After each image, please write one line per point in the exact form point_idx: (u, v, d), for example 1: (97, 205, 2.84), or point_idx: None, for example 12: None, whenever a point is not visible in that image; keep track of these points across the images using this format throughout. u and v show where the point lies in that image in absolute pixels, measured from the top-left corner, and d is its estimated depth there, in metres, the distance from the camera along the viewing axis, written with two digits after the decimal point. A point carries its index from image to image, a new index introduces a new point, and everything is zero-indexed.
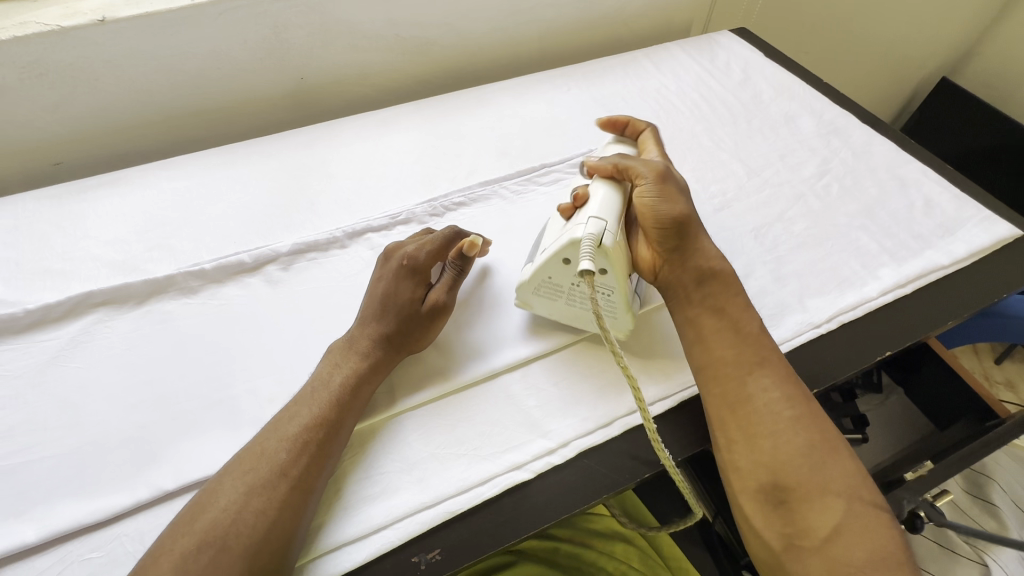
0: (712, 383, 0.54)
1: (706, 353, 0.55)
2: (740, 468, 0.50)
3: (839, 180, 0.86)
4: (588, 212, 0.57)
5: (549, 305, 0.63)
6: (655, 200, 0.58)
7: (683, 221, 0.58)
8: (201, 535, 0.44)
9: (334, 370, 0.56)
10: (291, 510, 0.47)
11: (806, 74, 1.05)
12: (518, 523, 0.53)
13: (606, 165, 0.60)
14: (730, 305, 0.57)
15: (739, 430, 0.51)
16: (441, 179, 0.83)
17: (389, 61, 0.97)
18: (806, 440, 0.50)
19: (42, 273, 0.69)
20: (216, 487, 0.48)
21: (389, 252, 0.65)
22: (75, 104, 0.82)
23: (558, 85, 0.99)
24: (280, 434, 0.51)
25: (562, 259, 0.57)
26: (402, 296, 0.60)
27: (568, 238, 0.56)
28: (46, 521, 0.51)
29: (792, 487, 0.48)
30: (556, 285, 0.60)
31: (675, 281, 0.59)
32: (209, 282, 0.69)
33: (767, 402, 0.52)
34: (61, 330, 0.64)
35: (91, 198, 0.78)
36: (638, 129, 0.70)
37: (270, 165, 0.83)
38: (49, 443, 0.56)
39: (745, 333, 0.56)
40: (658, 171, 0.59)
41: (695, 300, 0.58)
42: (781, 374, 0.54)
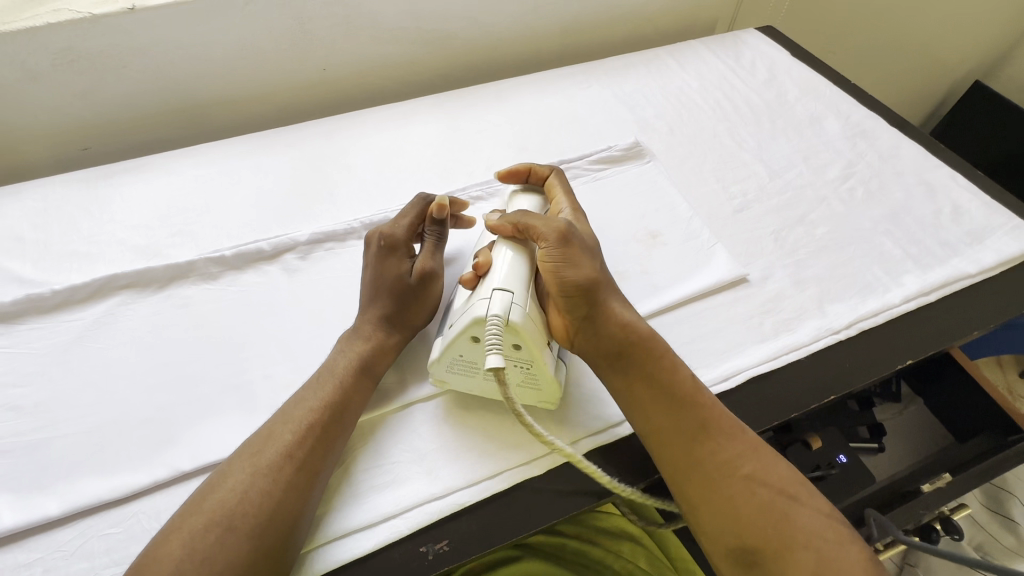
0: (660, 452, 0.53)
1: (648, 420, 0.54)
2: (708, 535, 0.49)
3: (864, 183, 0.84)
4: (490, 285, 0.54)
5: (466, 382, 0.57)
6: (558, 266, 0.54)
7: (593, 284, 0.54)
8: (211, 514, 0.45)
9: (338, 357, 0.57)
10: (297, 492, 0.48)
11: (834, 74, 1.03)
12: (528, 518, 0.54)
13: (507, 226, 0.58)
14: (660, 365, 0.55)
15: (696, 498, 0.50)
16: (459, 172, 0.83)
17: (410, 53, 0.97)
18: (764, 496, 0.49)
19: (69, 255, 0.71)
20: (227, 468, 0.49)
21: (366, 239, 0.64)
22: (103, 90, 0.83)
23: (579, 81, 0.99)
24: (285, 418, 0.52)
25: (470, 338, 0.54)
26: (389, 275, 0.60)
27: (472, 318, 0.53)
28: (68, 496, 0.52)
29: (758, 549, 0.47)
30: (470, 364, 0.55)
31: (593, 347, 0.56)
32: (229, 268, 0.70)
33: (716, 465, 0.51)
34: (86, 310, 0.65)
35: (118, 183, 0.79)
36: (541, 175, 0.67)
37: (292, 154, 0.84)
38: (72, 421, 0.57)
39: (682, 394, 0.54)
40: (558, 232, 0.55)
41: (620, 369, 0.55)
42: (724, 433, 0.52)
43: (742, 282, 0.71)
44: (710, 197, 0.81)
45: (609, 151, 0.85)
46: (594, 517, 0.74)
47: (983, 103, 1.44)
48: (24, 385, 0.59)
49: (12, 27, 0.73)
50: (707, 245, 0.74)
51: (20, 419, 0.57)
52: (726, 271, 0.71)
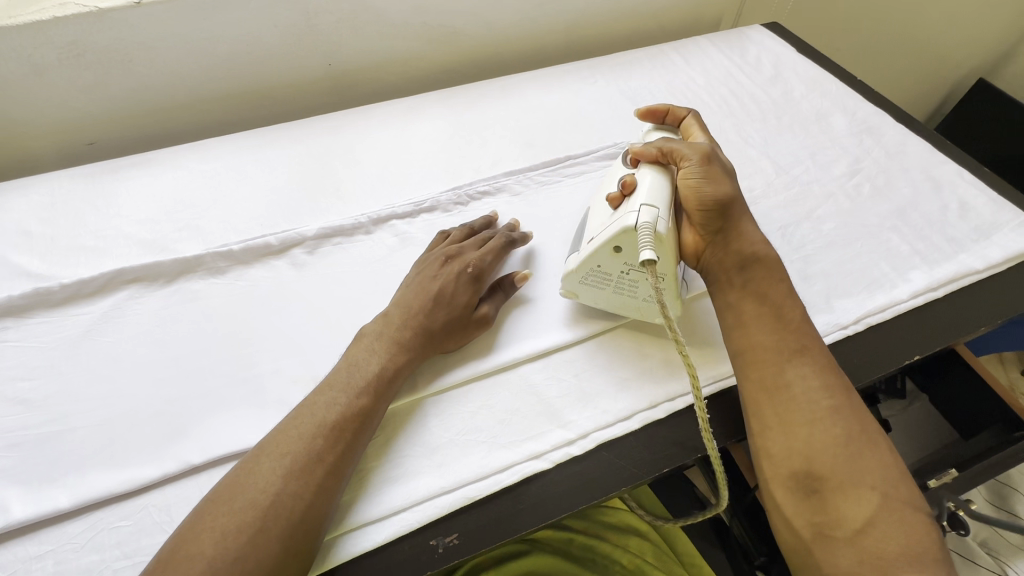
0: (749, 367, 0.54)
1: (748, 336, 0.55)
2: (772, 454, 0.50)
3: (870, 179, 0.84)
4: (637, 201, 0.56)
5: (597, 295, 0.62)
6: (701, 183, 0.58)
7: (728, 202, 0.58)
8: (241, 515, 0.45)
9: (370, 357, 0.56)
10: (325, 495, 0.48)
11: (840, 71, 1.03)
12: (536, 511, 0.54)
13: (652, 150, 0.60)
14: (772, 289, 0.57)
15: (772, 416, 0.51)
16: (466, 168, 0.83)
17: (416, 49, 0.97)
18: (844, 430, 0.49)
19: (77, 249, 0.71)
20: (251, 466, 0.48)
21: (450, 252, 0.65)
22: (109, 84, 0.83)
23: (585, 77, 0.99)
24: (317, 418, 0.51)
25: (613, 248, 0.56)
26: (458, 300, 0.62)
27: (620, 227, 0.55)
28: (78, 489, 0.52)
29: (824, 477, 0.47)
30: (605, 274, 0.59)
31: (717, 262, 0.58)
32: (237, 263, 0.70)
33: (805, 389, 0.51)
34: (93, 305, 0.65)
35: (124, 177, 0.79)
36: (677, 116, 0.68)
37: (297, 149, 0.84)
38: (82, 414, 0.57)
39: (786, 320, 0.55)
40: (702, 154, 0.59)
41: (735, 283, 0.57)
42: (820, 363, 0.53)
43: None
44: None
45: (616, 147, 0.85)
46: (602, 512, 0.75)
47: (987, 101, 1.44)
48: (33, 378, 0.59)
49: (19, 20, 0.73)
50: None
51: (29, 412, 0.57)
52: None
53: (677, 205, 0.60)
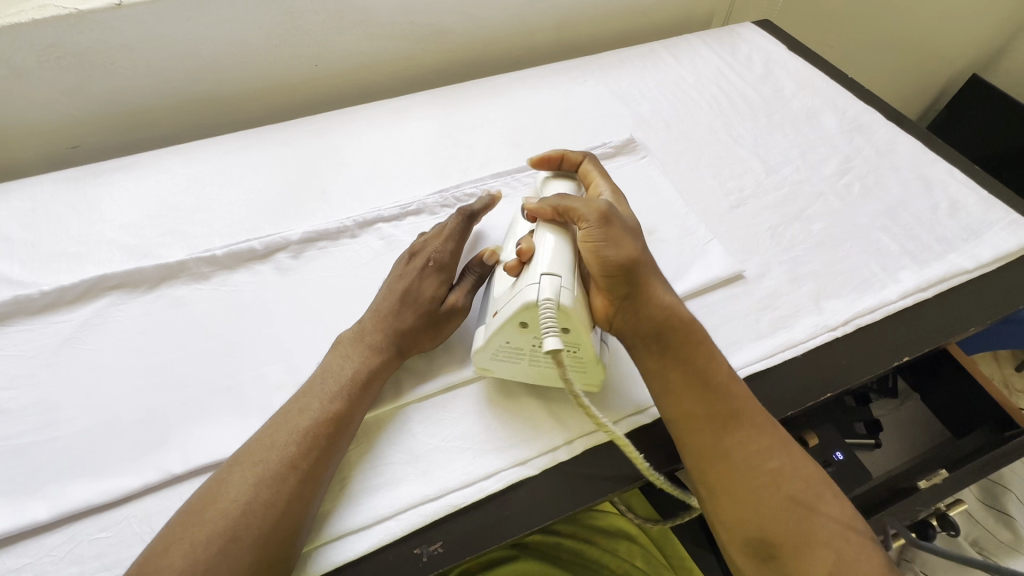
0: (686, 436, 0.53)
1: (681, 405, 0.53)
2: (725, 525, 0.49)
3: (861, 178, 0.83)
4: (537, 270, 0.53)
5: (509, 369, 0.58)
6: (599, 245, 0.54)
7: (633, 265, 0.54)
8: (214, 525, 0.45)
9: (344, 363, 0.56)
10: (300, 502, 0.48)
11: (831, 68, 1.02)
12: (521, 518, 0.53)
13: (547, 208, 0.57)
14: (695, 352, 0.54)
15: (718, 485, 0.50)
16: (453, 169, 0.83)
17: (403, 49, 0.96)
18: (790, 492, 0.49)
19: (58, 255, 0.70)
20: (227, 474, 0.49)
21: (413, 250, 0.65)
22: (90, 87, 0.82)
23: (574, 76, 0.98)
24: (290, 425, 0.51)
25: (519, 324, 0.53)
26: (423, 295, 0.60)
27: (521, 302, 0.52)
28: (57, 500, 0.52)
29: (778, 544, 0.47)
30: (516, 349, 0.55)
31: (631, 329, 0.55)
32: (221, 268, 0.69)
33: (745, 455, 0.50)
34: (75, 312, 0.65)
35: (107, 181, 0.78)
36: (574, 162, 0.67)
37: (283, 151, 0.83)
38: (61, 424, 0.56)
39: (716, 384, 0.53)
40: (599, 212, 0.55)
41: (655, 349, 0.54)
42: (755, 424, 0.52)
43: (738, 279, 0.71)
44: (706, 193, 0.81)
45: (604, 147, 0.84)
46: (590, 516, 0.74)
47: (979, 98, 1.44)
48: (13, 388, 0.59)
49: None
50: (702, 242, 0.73)
51: (8, 422, 0.56)
52: (722, 268, 0.70)
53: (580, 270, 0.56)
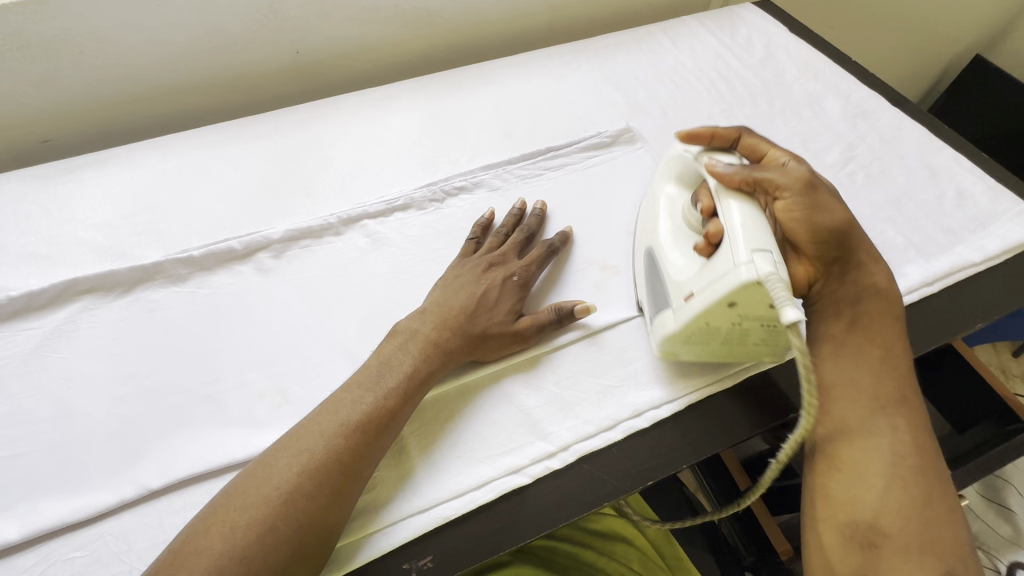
0: (833, 406, 0.53)
1: (841, 372, 0.54)
2: (834, 498, 0.49)
3: (865, 167, 0.80)
4: (742, 247, 0.49)
5: (697, 350, 0.57)
6: (805, 215, 0.54)
7: (843, 231, 0.55)
8: (253, 514, 0.43)
9: (402, 357, 0.54)
10: (340, 500, 0.46)
11: (834, 51, 0.98)
12: (513, 531, 0.51)
13: (739, 178, 0.54)
14: (879, 324, 0.55)
15: (846, 458, 0.50)
16: (442, 162, 0.79)
17: (389, 34, 0.92)
18: (921, 490, 0.48)
19: (27, 258, 0.67)
20: (227, 506, 0.44)
21: (495, 259, 0.64)
22: (59, 78, 0.78)
23: (567, 61, 0.94)
24: (311, 447, 0.47)
25: (726, 304, 0.50)
26: (498, 306, 0.60)
27: (735, 283, 0.48)
28: (29, 519, 0.49)
29: (886, 535, 0.47)
30: (713, 329, 0.54)
31: (830, 296, 0.57)
32: (199, 269, 0.66)
33: (891, 443, 0.50)
34: (45, 318, 0.62)
35: (78, 177, 0.75)
36: (726, 138, 0.60)
37: (264, 144, 0.80)
38: (33, 437, 0.54)
39: (890, 361, 0.54)
40: (802, 179, 0.54)
41: (843, 318, 0.56)
42: (915, 420, 0.51)
43: None
44: None
45: (598, 137, 0.81)
46: (587, 519, 0.72)
47: (983, 80, 1.40)
48: None
49: None
50: None
51: None
52: None
53: (783, 239, 0.57)
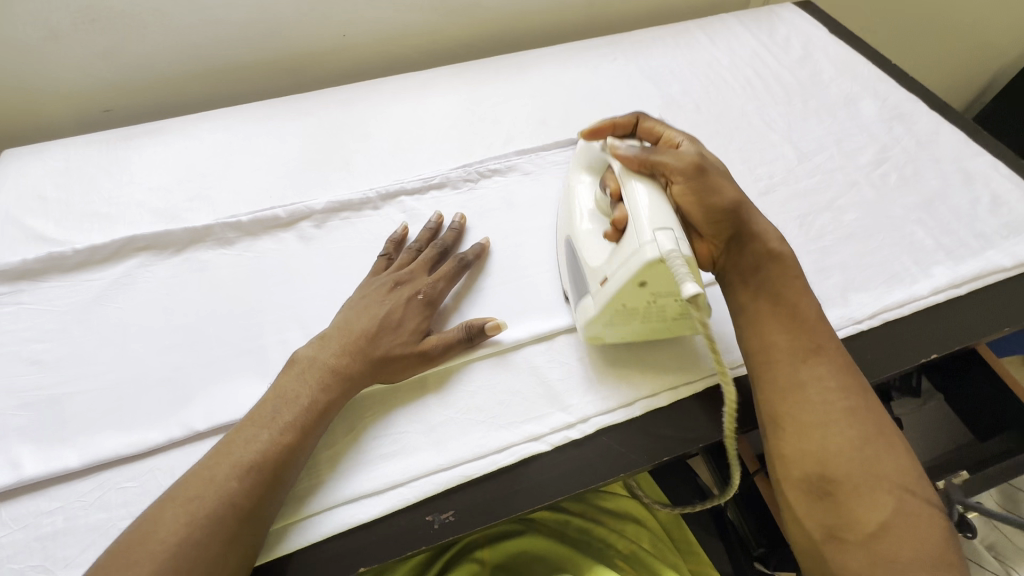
0: (765, 369, 0.56)
1: (761, 336, 0.57)
2: (785, 458, 0.52)
3: (898, 169, 0.80)
4: (645, 229, 0.51)
5: (621, 330, 0.58)
6: (699, 196, 0.57)
7: (737, 208, 0.59)
8: (137, 568, 0.42)
9: (300, 390, 0.54)
10: (232, 544, 0.45)
11: (874, 54, 0.98)
12: (531, 493, 0.54)
13: (635, 160, 0.56)
14: (784, 286, 0.58)
15: (787, 418, 0.53)
16: (478, 145, 0.82)
17: (432, 21, 0.95)
18: (859, 431, 0.51)
19: (90, 216, 0.72)
20: (107, 568, 0.43)
21: (400, 278, 0.63)
22: (123, 51, 0.83)
23: (604, 54, 0.96)
24: (203, 497, 0.46)
25: (637, 284, 0.51)
26: (404, 327, 0.59)
27: (640, 262, 0.50)
28: (87, 449, 0.54)
29: (837, 480, 0.49)
30: (631, 310, 0.55)
31: (734, 267, 0.60)
32: (246, 234, 0.70)
33: (820, 392, 0.53)
34: (104, 271, 0.66)
35: (136, 144, 0.80)
36: (626, 126, 0.64)
37: (309, 121, 0.84)
38: (90, 377, 0.58)
39: (803, 318, 0.57)
40: (693, 163, 0.56)
41: (751, 286, 0.59)
42: (836, 363, 0.55)
43: None
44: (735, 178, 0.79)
45: None
46: (599, 497, 0.73)
47: None
48: (47, 341, 0.61)
49: None
50: None
51: (41, 373, 0.58)
52: None
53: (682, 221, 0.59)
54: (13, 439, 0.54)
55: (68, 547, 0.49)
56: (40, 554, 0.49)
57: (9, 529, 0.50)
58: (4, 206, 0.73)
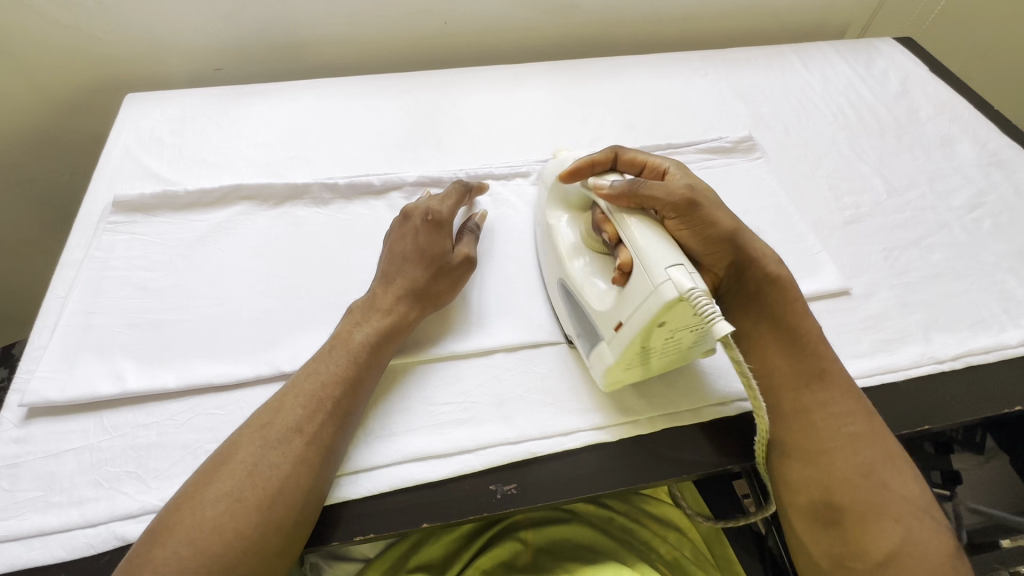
0: (772, 396, 0.55)
1: (764, 362, 0.56)
2: (795, 486, 0.52)
3: (993, 216, 0.78)
4: (655, 268, 0.49)
5: (637, 368, 0.56)
6: (692, 229, 0.56)
7: (731, 238, 0.56)
8: (222, 484, 0.45)
9: (353, 330, 0.56)
10: (303, 469, 0.48)
11: (976, 97, 0.95)
12: (594, 480, 0.55)
13: (622, 196, 0.55)
14: (785, 311, 0.57)
15: (796, 445, 0.53)
16: (565, 141, 0.84)
17: (530, 19, 0.98)
18: (865, 459, 0.51)
19: (200, 163, 0.77)
20: (196, 485, 0.46)
21: (406, 210, 0.65)
22: (243, 15, 0.88)
23: (696, 68, 0.96)
24: (276, 423, 0.49)
25: (657, 325, 0.50)
26: (429, 252, 0.62)
27: (660, 304, 0.48)
28: (184, 373, 0.57)
29: (844, 507, 0.50)
30: (649, 349, 0.53)
31: (734, 292, 0.58)
32: (340, 197, 0.73)
33: (827, 417, 0.53)
34: (209, 215, 0.70)
35: (246, 103, 0.85)
36: (604, 162, 0.61)
37: (405, 100, 0.87)
38: (190, 309, 0.63)
39: (805, 342, 0.56)
40: (683, 197, 0.55)
41: (750, 312, 0.58)
42: (841, 387, 0.54)
43: (844, 294, 0.69)
44: (820, 204, 0.78)
45: (720, 142, 0.83)
46: (644, 500, 0.73)
47: None
48: (154, 270, 0.65)
49: None
50: (811, 252, 0.72)
51: (148, 298, 0.63)
52: (829, 282, 0.69)
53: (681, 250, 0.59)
54: (120, 354, 0.59)
55: (159, 460, 0.53)
56: (135, 462, 0.52)
57: (108, 436, 0.54)
58: (124, 145, 0.78)
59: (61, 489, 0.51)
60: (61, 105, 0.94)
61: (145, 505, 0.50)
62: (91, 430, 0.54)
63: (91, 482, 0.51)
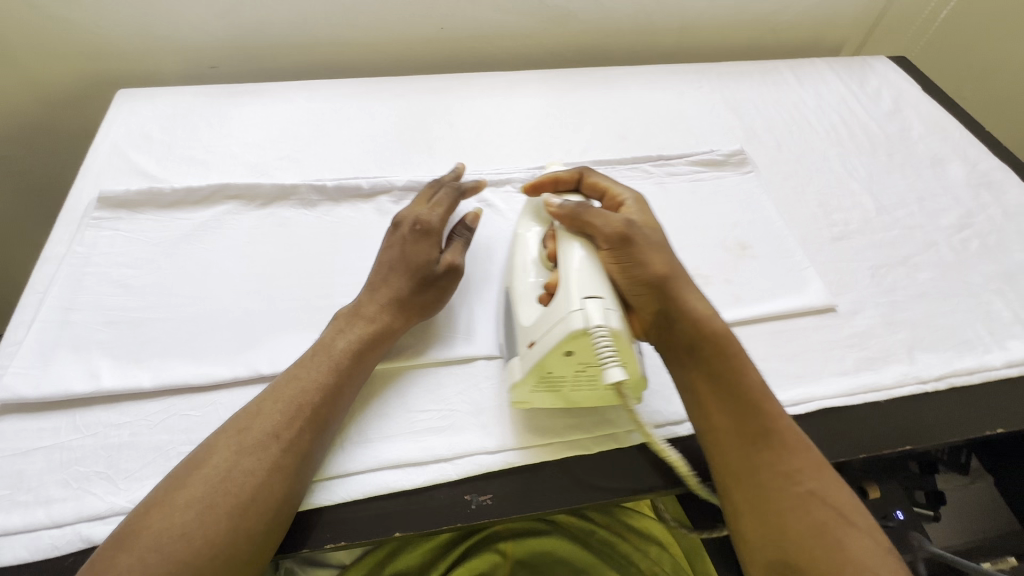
0: (716, 452, 0.51)
1: (706, 416, 0.52)
2: (748, 544, 0.48)
3: (980, 237, 0.78)
4: (575, 295, 0.50)
5: (550, 399, 0.56)
6: (623, 266, 0.54)
7: (663, 281, 0.53)
8: (195, 490, 0.45)
9: (337, 337, 0.56)
10: (279, 475, 0.47)
11: (968, 118, 0.96)
12: (572, 494, 0.54)
13: (565, 215, 0.57)
14: (721, 362, 0.53)
15: (744, 502, 0.49)
16: (555, 150, 0.84)
17: (527, 27, 0.98)
18: (820, 519, 0.47)
19: (189, 160, 0.77)
20: (169, 489, 0.45)
21: (394, 220, 0.65)
22: (239, 15, 0.88)
23: (690, 80, 0.96)
24: (253, 428, 0.49)
25: (564, 353, 0.51)
26: (414, 262, 0.60)
27: (566, 332, 0.49)
28: (160, 373, 0.57)
29: (802, 568, 0.45)
30: (557, 378, 0.53)
31: (666, 343, 0.54)
32: (328, 199, 0.73)
33: (776, 476, 0.49)
34: (195, 213, 0.70)
35: (238, 102, 0.85)
36: (569, 182, 0.63)
37: (398, 103, 0.87)
38: (171, 308, 0.62)
39: (746, 398, 0.52)
40: (618, 232, 0.54)
41: (688, 364, 0.54)
42: (787, 444, 0.50)
43: (829, 311, 0.69)
44: (809, 220, 0.78)
45: (711, 155, 0.83)
46: (627, 514, 0.72)
47: None
48: (136, 268, 0.65)
49: None
50: (798, 268, 0.72)
51: (128, 296, 0.62)
52: (816, 298, 0.68)
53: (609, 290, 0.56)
54: (97, 352, 0.58)
55: (130, 461, 0.52)
56: (105, 462, 0.52)
57: (80, 434, 0.53)
58: (113, 140, 0.78)
59: (28, 488, 0.50)
60: (52, 98, 0.94)
61: (114, 506, 0.49)
62: (63, 428, 0.53)
63: (59, 482, 0.50)
